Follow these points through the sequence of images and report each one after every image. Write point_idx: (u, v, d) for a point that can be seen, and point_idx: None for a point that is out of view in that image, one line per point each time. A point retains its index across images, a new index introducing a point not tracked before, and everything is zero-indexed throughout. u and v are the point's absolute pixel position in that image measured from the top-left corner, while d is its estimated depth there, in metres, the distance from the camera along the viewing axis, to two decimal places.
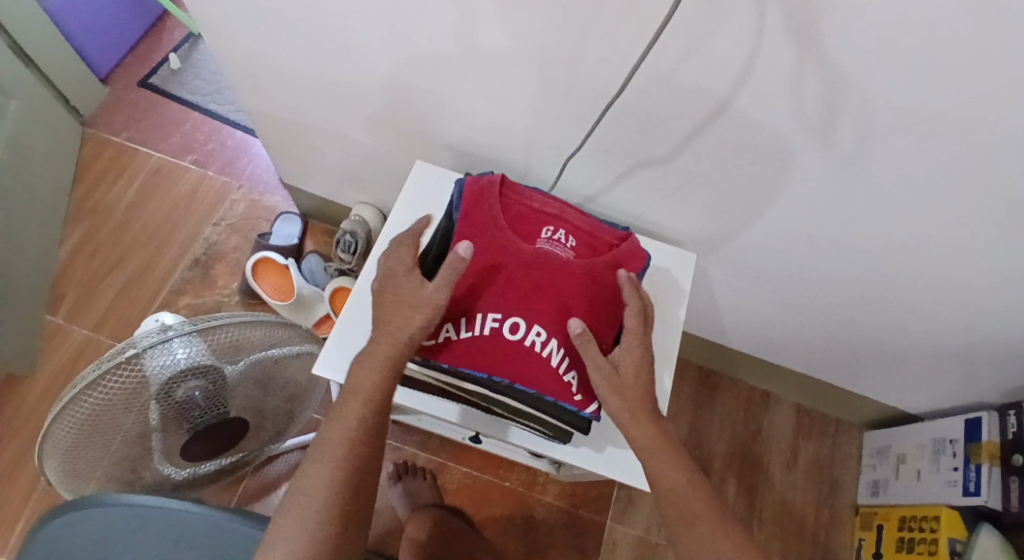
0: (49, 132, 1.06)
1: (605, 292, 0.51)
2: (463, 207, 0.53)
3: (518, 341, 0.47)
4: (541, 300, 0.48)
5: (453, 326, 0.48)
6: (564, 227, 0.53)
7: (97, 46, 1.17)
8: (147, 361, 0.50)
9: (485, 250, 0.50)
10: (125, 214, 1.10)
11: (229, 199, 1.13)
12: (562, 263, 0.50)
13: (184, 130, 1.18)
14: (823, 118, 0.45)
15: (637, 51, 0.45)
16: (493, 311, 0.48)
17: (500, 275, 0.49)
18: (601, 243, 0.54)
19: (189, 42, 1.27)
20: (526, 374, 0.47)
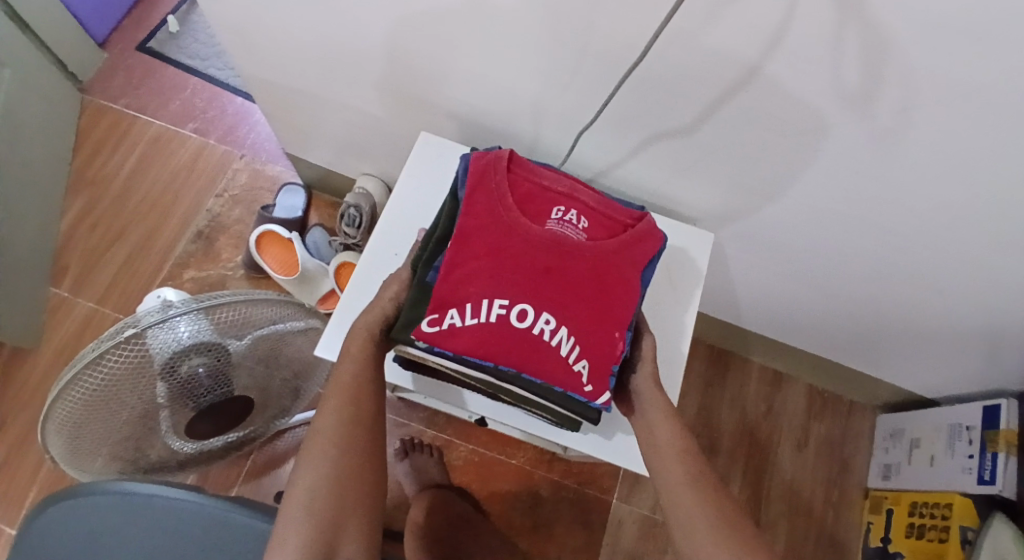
0: (46, 99, 1.03)
1: (619, 277, 0.48)
2: (469, 186, 0.50)
3: (526, 329, 0.45)
4: (551, 286, 0.46)
5: (457, 313, 0.46)
6: (576, 207, 0.50)
7: (94, 9, 1.13)
8: (149, 340, 0.49)
9: (491, 233, 0.48)
10: (126, 184, 1.08)
11: (230, 169, 1.10)
12: (573, 247, 0.47)
13: (184, 96, 1.15)
14: (860, 88, 0.42)
15: (661, 14, 0.42)
16: (499, 298, 0.46)
17: (508, 259, 0.47)
18: (617, 223, 0.50)
19: (187, 4, 1.23)
20: (535, 364, 0.45)
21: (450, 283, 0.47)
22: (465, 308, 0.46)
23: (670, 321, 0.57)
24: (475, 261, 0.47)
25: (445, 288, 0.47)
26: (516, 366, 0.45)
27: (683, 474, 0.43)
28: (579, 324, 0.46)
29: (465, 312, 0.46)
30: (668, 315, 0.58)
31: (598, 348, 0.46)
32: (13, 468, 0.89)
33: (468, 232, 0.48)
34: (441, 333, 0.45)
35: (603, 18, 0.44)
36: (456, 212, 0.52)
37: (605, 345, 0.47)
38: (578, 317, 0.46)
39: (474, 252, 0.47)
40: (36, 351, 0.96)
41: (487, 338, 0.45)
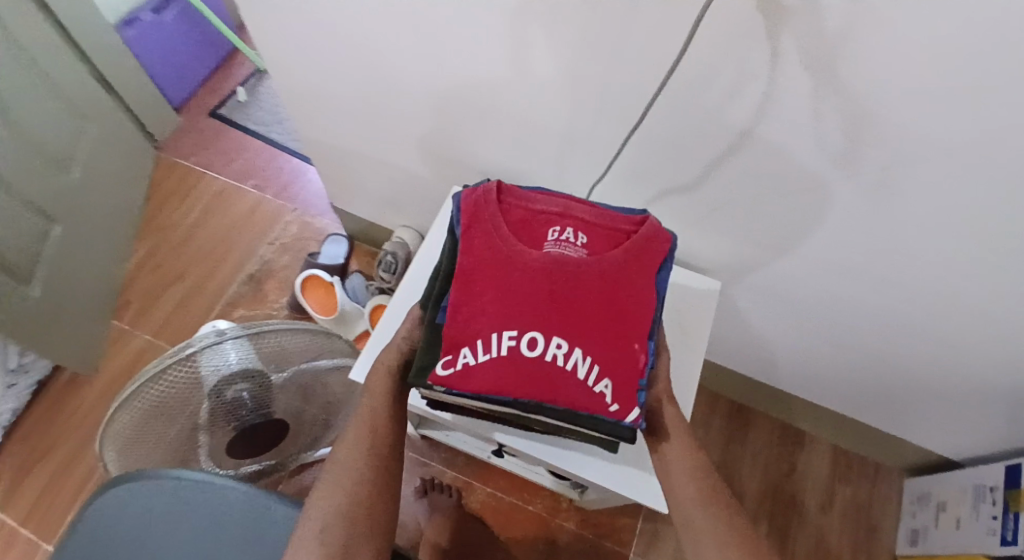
0: (125, 155, 1.17)
1: (624, 290, 0.48)
2: (463, 223, 0.51)
3: (540, 358, 0.45)
4: (559, 310, 0.46)
5: (468, 351, 0.46)
6: (572, 224, 0.50)
7: (174, 80, 1.30)
8: (203, 362, 0.55)
9: (489, 267, 0.48)
10: (188, 230, 1.19)
11: (283, 220, 1.20)
12: (574, 266, 0.47)
13: (246, 156, 1.28)
14: (844, 147, 0.47)
15: (661, 81, 0.48)
16: (508, 329, 0.46)
17: (509, 289, 0.47)
18: (617, 235, 0.50)
19: (255, 77, 1.39)
20: (555, 394, 0.45)
21: (456, 323, 0.47)
22: (475, 344, 0.46)
23: (680, 362, 0.60)
24: (477, 297, 0.47)
25: (451, 328, 0.47)
26: (537, 397, 0.45)
27: (697, 500, 0.47)
28: (591, 347, 0.46)
29: (476, 348, 0.46)
30: (678, 357, 0.61)
31: (617, 365, 0.46)
32: (59, 485, 0.96)
33: (467, 271, 0.49)
34: (454, 374, 0.46)
35: (612, 84, 0.51)
36: (454, 248, 0.52)
37: (625, 362, 0.46)
38: (591, 339, 0.46)
39: (475, 288, 0.48)
40: (92, 379, 1.04)
41: (501, 370, 0.45)
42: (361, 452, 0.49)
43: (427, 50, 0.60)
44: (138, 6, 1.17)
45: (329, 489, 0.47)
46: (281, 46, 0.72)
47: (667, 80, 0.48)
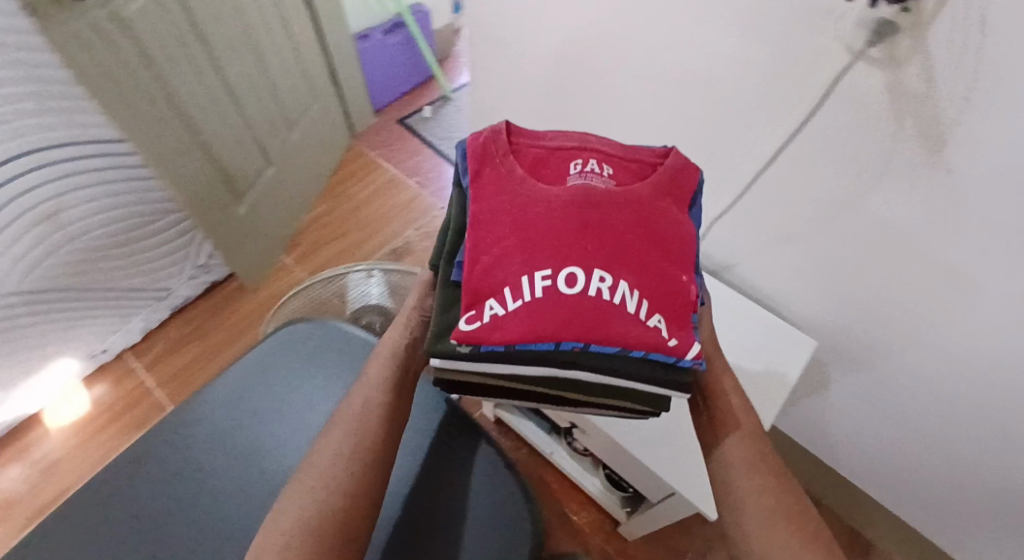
0: (326, 132, 1.45)
1: (657, 217, 0.48)
2: (473, 172, 0.50)
3: (583, 292, 0.44)
4: (598, 244, 0.46)
5: (497, 301, 0.45)
6: (593, 157, 0.50)
7: (379, 88, 1.60)
8: (355, 289, 0.80)
9: (505, 215, 0.47)
10: (358, 203, 1.42)
11: (432, 214, 1.39)
12: (602, 194, 0.48)
13: (417, 158, 1.50)
14: (942, 223, 0.54)
15: (789, 137, 0.59)
16: (541, 269, 0.45)
17: (536, 229, 0.46)
18: (640, 167, 0.51)
19: (441, 101, 1.65)
20: (604, 331, 0.44)
21: (481, 273, 0.46)
22: (505, 289, 0.45)
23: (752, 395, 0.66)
24: (500, 241, 0.47)
25: (474, 281, 0.46)
26: (584, 337, 0.44)
27: (761, 489, 0.47)
28: (637, 283, 0.46)
29: (507, 296, 0.45)
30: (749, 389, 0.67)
31: (665, 297, 0.46)
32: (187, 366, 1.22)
33: (482, 221, 0.47)
34: (482, 327, 0.45)
35: (748, 134, 0.63)
36: (461, 201, 0.51)
37: (670, 292, 0.46)
38: (630, 272, 0.46)
39: (496, 233, 0.47)
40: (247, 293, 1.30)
41: (537, 310, 0.44)
42: (348, 438, 0.50)
43: (596, 88, 0.75)
44: (372, 30, 1.53)
45: (313, 471, 0.48)
46: (481, 69, 0.91)
47: (794, 138, 0.59)
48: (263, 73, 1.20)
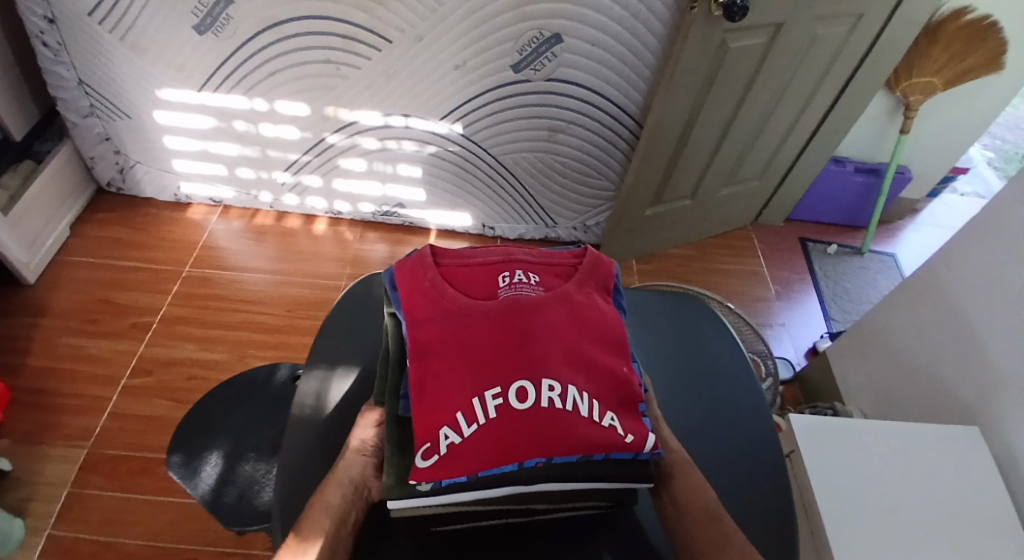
0: (743, 208, 1.69)
1: (589, 316, 0.67)
2: (405, 299, 0.68)
3: (540, 405, 0.59)
4: (540, 362, 0.61)
5: (450, 430, 0.58)
6: (516, 270, 0.70)
7: (809, 205, 1.75)
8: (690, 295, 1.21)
9: (439, 341, 0.63)
10: (719, 269, 1.66)
11: (763, 319, 1.56)
12: (531, 300, 0.66)
13: (790, 274, 1.66)
14: None
15: None
16: (489, 390, 0.60)
17: (475, 346, 0.62)
18: (559, 269, 0.72)
19: (852, 249, 1.74)
20: (571, 432, 0.60)
21: (432, 413, 0.60)
22: (449, 422, 0.59)
23: None
24: (439, 369, 0.62)
25: (423, 421, 0.60)
26: (558, 446, 0.59)
27: None
28: (575, 381, 0.62)
29: (462, 421, 0.59)
30: None
31: (603, 396, 0.63)
32: None
33: (422, 350, 0.63)
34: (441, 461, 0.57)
35: None
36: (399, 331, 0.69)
37: (603, 385, 0.64)
38: (568, 371, 0.62)
39: (435, 359, 0.62)
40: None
41: (500, 430, 0.58)
42: None
43: None
44: (852, 159, 1.69)
45: None
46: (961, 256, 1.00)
47: None
48: (748, 147, 1.46)
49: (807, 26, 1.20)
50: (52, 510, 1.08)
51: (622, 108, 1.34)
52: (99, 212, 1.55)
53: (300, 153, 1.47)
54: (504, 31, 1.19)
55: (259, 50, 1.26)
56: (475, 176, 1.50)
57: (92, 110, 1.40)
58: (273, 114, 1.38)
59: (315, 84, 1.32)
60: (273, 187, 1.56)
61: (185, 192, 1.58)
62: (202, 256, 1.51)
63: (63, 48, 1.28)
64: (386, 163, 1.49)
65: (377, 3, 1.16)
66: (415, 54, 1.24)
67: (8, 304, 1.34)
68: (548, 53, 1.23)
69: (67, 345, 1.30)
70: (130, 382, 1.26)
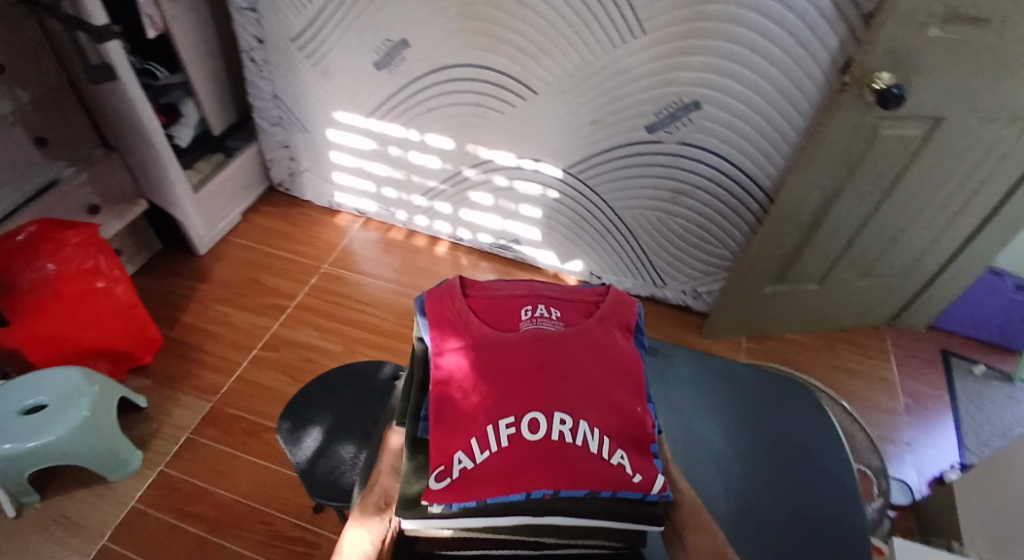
0: (876, 305, 1.55)
1: (608, 353, 0.72)
2: (433, 327, 0.75)
3: (551, 436, 0.64)
4: (553, 396, 0.66)
5: (465, 454, 0.64)
6: (540, 304, 0.78)
7: (957, 315, 1.57)
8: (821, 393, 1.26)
9: (461, 367, 0.70)
10: (838, 365, 1.53)
11: (884, 431, 1.40)
12: (551, 335, 0.72)
13: (925, 388, 1.49)
14: None
15: None
16: (503, 418, 0.65)
17: (495, 374, 0.68)
18: (581, 306, 0.78)
19: (1006, 374, 1.53)
20: (577, 465, 0.64)
21: (446, 439, 0.65)
22: (463, 447, 0.65)
23: None
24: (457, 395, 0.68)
25: (438, 445, 0.66)
26: (563, 477, 0.64)
27: None
28: (586, 415, 0.66)
29: (475, 446, 0.65)
30: None
31: (616, 430, 0.67)
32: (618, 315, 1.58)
33: (444, 374, 0.70)
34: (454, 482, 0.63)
35: None
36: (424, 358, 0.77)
37: (617, 418, 0.68)
38: (581, 405, 0.67)
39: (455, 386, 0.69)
40: (706, 337, 1.56)
41: (511, 458, 0.64)
42: None
43: None
44: (1012, 274, 1.52)
45: None
46: None
47: None
48: (890, 240, 1.35)
49: (973, 126, 1.11)
50: (169, 450, 1.24)
51: (754, 181, 1.32)
52: (266, 206, 1.80)
53: (438, 180, 1.61)
54: (644, 93, 1.24)
55: (422, 87, 1.43)
56: (591, 224, 1.55)
57: (279, 120, 1.64)
58: (421, 143, 1.54)
59: (463, 122, 1.45)
60: (409, 208, 1.73)
61: (336, 201, 1.79)
62: (339, 257, 1.70)
63: (266, 66, 1.53)
64: (510, 200, 1.59)
65: (532, 57, 1.27)
66: (557, 106, 1.33)
67: (178, 268, 1.58)
68: (685, 118, 1.25)
69: (217, 311, 1.50)
70: (258, 353, 1.44)
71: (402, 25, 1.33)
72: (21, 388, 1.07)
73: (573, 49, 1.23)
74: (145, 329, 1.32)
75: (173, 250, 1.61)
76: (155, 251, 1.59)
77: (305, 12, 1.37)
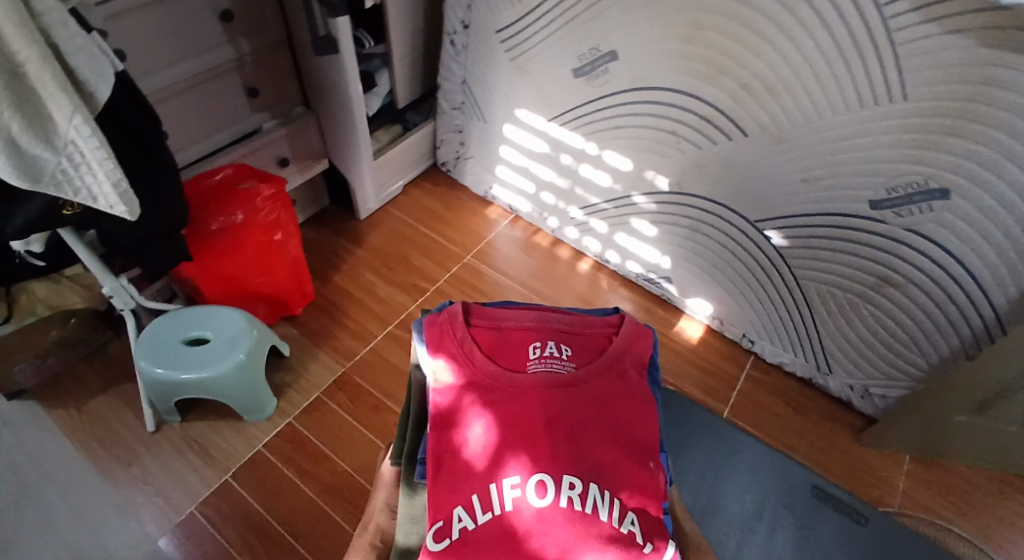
0: None
1: (629, 405, 0.68)
2: (430, 354, 0.72)
3: (559, 505, 0.59)
4: (563, 461, 0.61)
5: (464, 515, 0.60)
6: (543, 340, 0.74)
7: None
8: None
9: (457, 416, 0.66)
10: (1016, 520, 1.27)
11: None
12: (562, 384, 0.68)
13: None
14: None
15: None
16: (506, 479, 0.61)
17: (499, 426, 0.64)
18: (591, 343, 0.75)
19: None
20: (584, 530, 0.58)
21: (446, 494, 0.61)
22: (463, 505, 0.60)
23: None
24: (454, 447, 0.64)
25: (433, 507, 0.61)
26: (563, 541, 0.58)
27: None
28: (599, 480, 0.61)
29: (474, 508, 0.60)
30: None
31: (639, 497, 0.63)
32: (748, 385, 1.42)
33: (439, 422, 0.67)
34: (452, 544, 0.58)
35: None
36: (413, 392, 0.75)
37: (643, 486, 0.63)
38: (597, 475, 0.61)
39: (452, 437, 0.65)
40: (864, 445, 1.36)
41: (510, 525, 0.59)
42: None
43: None
44: None
45: None
46: None
47: None
48: None
49: None
50: (301, 404, 1.29)
51: (988, 299, 1.08)
52: (427, 182, 1.82)
53: (601, 200, 1.52)
54: (880, 163, 1.07)
55: (616, 103, 1.34)
56: (763, 287, 1.37)
57: (461, 106, 1.64)
58: (598, 159, 1.46)
59: (650, 147, 1.35)
60: (562, 218, 1.65)
61: (492, 193, 1.76)
62: (484, 250, 1.68)
63: (464, 50, 1.52)
64: (672, 237, 1.45)
65: (752, 94, 1.14)
66: (765, 153, 1.19)
67: (339, 226, 1.64)
68: (924, 204, 1.07)
69: (363, 279, 1.54)
70: (393, 329, 1.45)
71: (615, 37, 1.25)
72: (193, 320, 1.17)
73: (806, 96, 1.08)
74: (305, 285, 1.39)
75: (339, 208, 1.67)
76: (323, 207, 1.67)
77: (521, 6, 1.34)
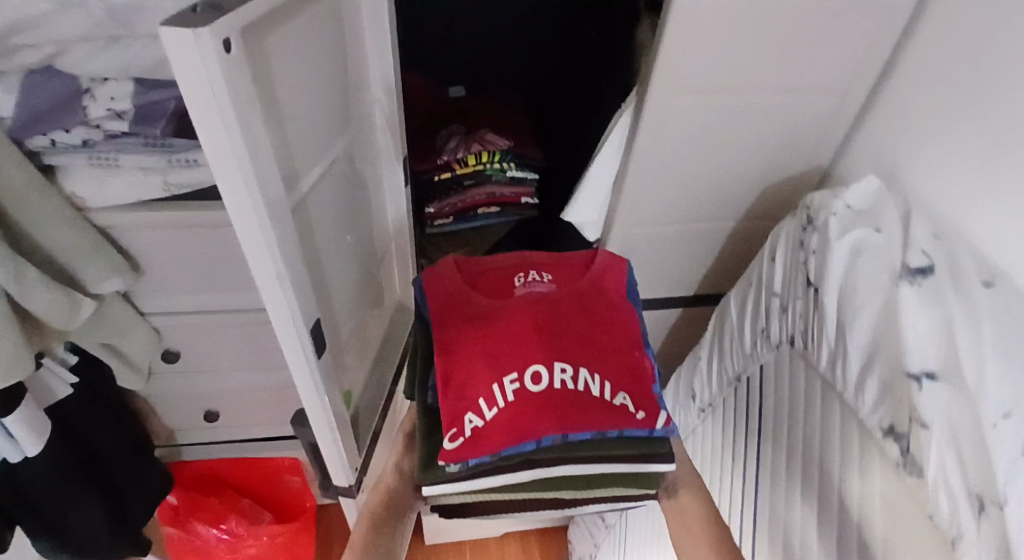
0: None
1: (605, 309, 0.58)
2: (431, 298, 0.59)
3: (551, 384, 0.52)
4: (561, 345, 0.54)
5: (476, 415, 0.51)
6: (531, 270, 0.61)
7: None
8: None
9: (451, 335, 0.55)
10: None
11: None
12: (547, 296, 0.57)
13: None
14: None
15: None
16: (508, 374, 0.52)
17: (496, 332, 0.55)
18: (575, 267, 0.62)
19: None
20: (576, 401, 0.52)
21: (453, 403, 0.52)
22: (471, 404, 0.51)
23: None
24: (460, 354, 0.54)
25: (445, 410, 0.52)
26: (568, 415, 0.51)
27: None
28: (590, 359, 0.54)
29: (489, 402, 0.51)
30: None
31: (627, 375, 0.55)
32: None
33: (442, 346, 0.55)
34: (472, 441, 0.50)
35: None
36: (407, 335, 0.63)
37: (632, 369, 0.55)
38: (588, 357, 0.54)
39: (465, 358, 0.53)
40: None
41: (530, 405, 0.51)
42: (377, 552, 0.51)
43: None
44: None
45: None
46: None
47: None
48: None
49: None
50: None
51: None
52: None
53: None
54: None
55: None
56: None
57: None
58: None
59: None
60: None
61: None
62: None
63: None
64: None
65: None
66: None
67: None
68: None
69: None
70: None
71: None
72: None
73: None
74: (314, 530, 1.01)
75: None
76: None
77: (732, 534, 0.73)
